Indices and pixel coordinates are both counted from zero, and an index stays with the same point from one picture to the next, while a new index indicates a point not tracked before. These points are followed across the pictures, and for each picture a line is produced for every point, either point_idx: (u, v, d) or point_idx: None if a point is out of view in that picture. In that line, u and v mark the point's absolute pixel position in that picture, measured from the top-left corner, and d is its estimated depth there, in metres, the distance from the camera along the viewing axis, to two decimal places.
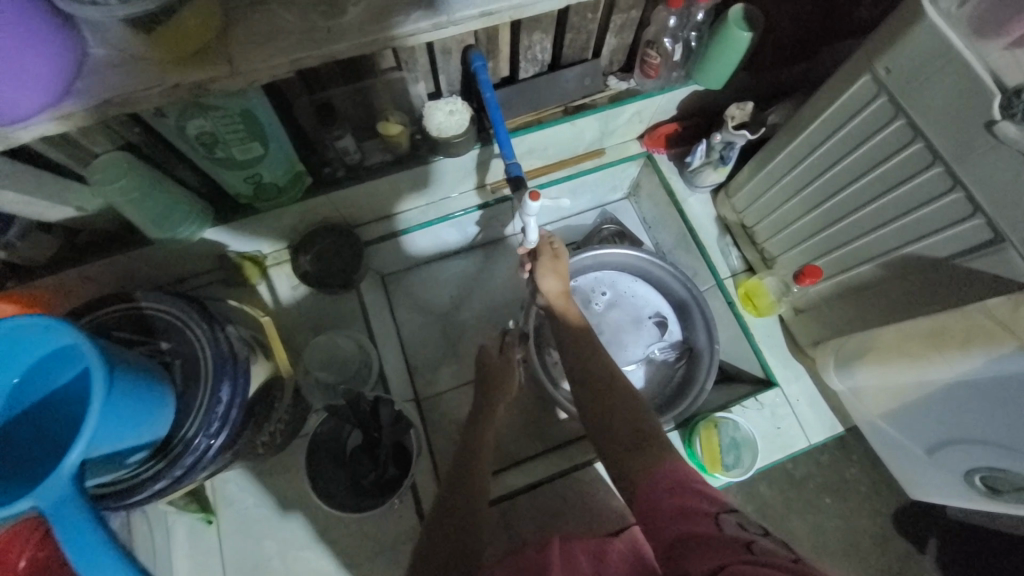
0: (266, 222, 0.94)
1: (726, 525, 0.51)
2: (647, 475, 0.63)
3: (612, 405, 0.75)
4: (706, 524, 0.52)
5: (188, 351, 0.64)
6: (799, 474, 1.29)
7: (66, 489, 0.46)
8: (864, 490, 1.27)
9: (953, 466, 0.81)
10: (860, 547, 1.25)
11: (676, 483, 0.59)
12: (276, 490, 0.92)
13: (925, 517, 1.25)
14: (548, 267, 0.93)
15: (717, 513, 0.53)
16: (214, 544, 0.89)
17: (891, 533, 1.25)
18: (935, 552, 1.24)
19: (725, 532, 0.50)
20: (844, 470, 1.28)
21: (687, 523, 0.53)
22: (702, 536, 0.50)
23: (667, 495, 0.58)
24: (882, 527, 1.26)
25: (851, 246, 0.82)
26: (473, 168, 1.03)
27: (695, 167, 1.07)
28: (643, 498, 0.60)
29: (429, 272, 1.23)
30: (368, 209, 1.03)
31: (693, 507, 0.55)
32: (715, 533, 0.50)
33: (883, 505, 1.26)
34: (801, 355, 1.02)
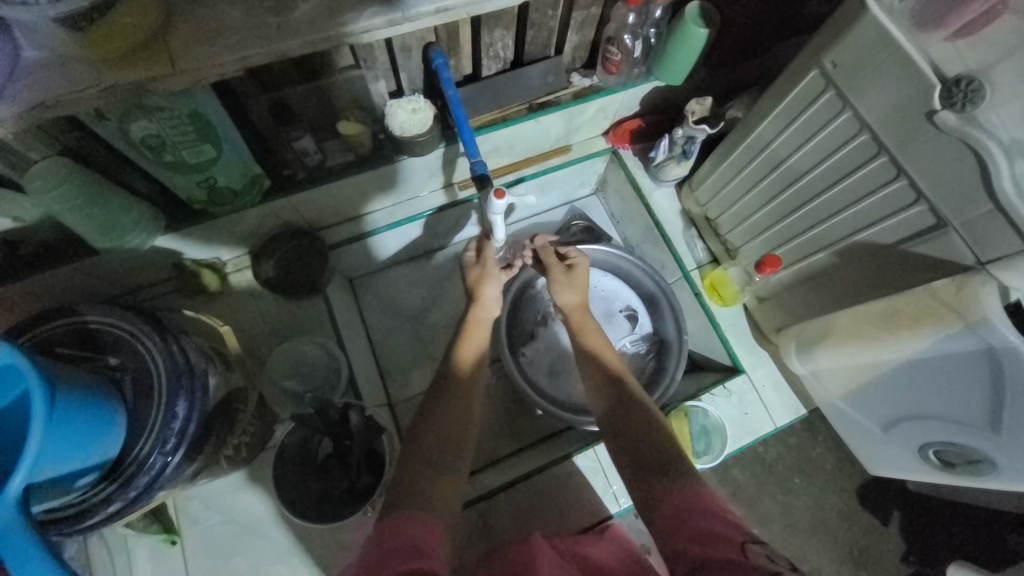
0: (223, 228, 0.91)
1: (753, 554, 0.50)
2: (667, 496, 0.61)
3: (629, 419, 0.75)
4: (732, 550, 0.51)
5: (139, 366, 0.61)
6: (768, 457, 1.33)
7: (11, 515, 0.43)
8: (829, 469, 1.32)
9: (907, 441, 0.85)
10: (828, 524, 1.30)
11: (704, 506, 0.58)
12: (244, 504, 0.89)
13: (887, 492, 1.32)
14: (565, 282, 0.95)
15: (744, 541, 0.52)
16: (179, 565, 0.85)
17: (856, 509, 1.31)
18: (897, 524, 1.31)
19: (752, 560, 0.49)
20: (810, 451, 1.33)
21: (711, 546, 0.52)
22: (729, 562, 0.49)
23: (690, 516, 0.57)
24: (847, 503, 1.31)
25: (807, 235, 0.85)
26: (439, 167, 1.02)
27: (659, 162, 1.09)
28: (664, 513, 0.59)
29: (398, 274, 1.21)
30: (331, 212, 1.01)
31: (718, 533, 0.53)
32: (741, 558, 0.49)
33: (848, 482, 1.32)
34: (765, 342, 1.05)
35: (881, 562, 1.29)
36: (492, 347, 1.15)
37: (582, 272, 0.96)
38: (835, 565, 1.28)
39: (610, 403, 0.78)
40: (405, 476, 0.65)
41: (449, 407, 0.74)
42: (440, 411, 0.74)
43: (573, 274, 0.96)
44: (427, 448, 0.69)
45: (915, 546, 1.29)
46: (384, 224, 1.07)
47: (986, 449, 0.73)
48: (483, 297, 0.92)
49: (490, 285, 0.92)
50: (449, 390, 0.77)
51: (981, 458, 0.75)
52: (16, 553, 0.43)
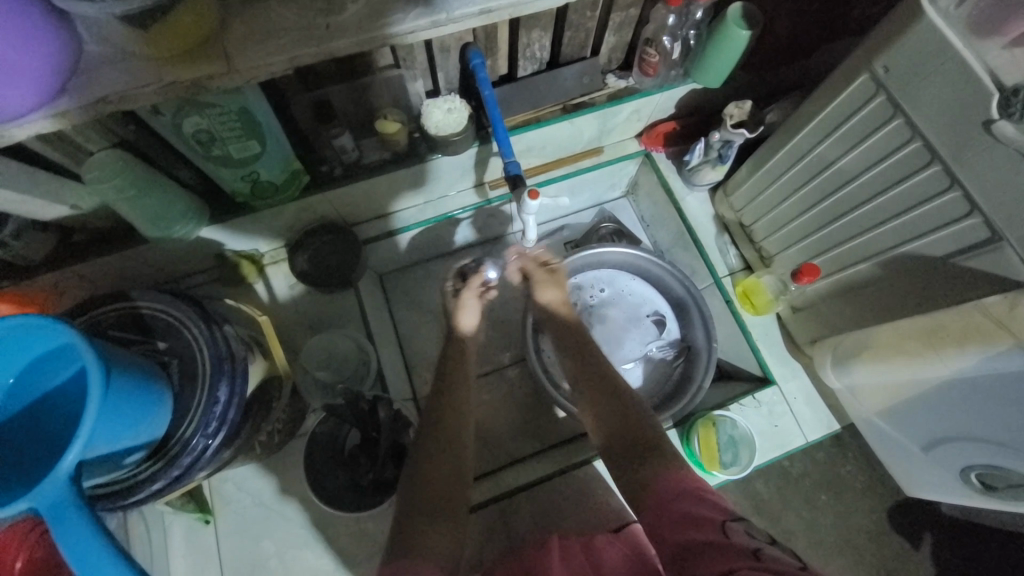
0: (263, 221, 0.94)
1: (733, 532, 0.52)
2: (647, 487, 0.63)
3: (614, 411, 0.74)
4: (713, 530, 0.53)
5: (185, 351, 0.64)
6: (795, 472, 1.29)
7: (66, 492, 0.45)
8: (859, 489, 1.28)
9: (948, 463, 0.81)
10: (856, 545, 1.26)
11: (683, 485, 0.60)
12: (274, 489, 0.91)
13: (921, 515, 1.27)
14: (548, 281, 0.92)
15: (724, 520, 0.54)
16: (212, 544, 0.89)
17: (887, 531, 1.27)
18: (928, 548, 1.26)
19: (733, 540, 0.51)
20: (841, 468, 1.29)
21: (694, 530, 0.54)
22: (711, 543, 0.52)
23: (672, 501, 0.59)
24: (878, 525, 1.27)
25: (849, 244, 0.82)
26: (471, 166, 1.03)
27: (693, 166, 1.08)
28: (648, 500, 0.61)
29: (427, 271, 1.22)
30: (364, 208, 1.03)
31: (699, 513, 0.56)
32: (722, 539, 0.52)
33: (880, 503, 1.28)
34: (798, 353, 1.02)
35: None
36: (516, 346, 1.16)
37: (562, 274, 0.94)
38: None
39: (592, 394, 0.78)
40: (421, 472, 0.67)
41: (453, 404, 0.76)
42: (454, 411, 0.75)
43: (555, 274, 0.93)
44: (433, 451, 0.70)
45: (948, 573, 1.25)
46: (415, 222, 1.09)
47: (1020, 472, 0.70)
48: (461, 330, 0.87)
49: (465, 316, 0.87)
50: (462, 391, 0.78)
51: (1023, 483, 0.71)
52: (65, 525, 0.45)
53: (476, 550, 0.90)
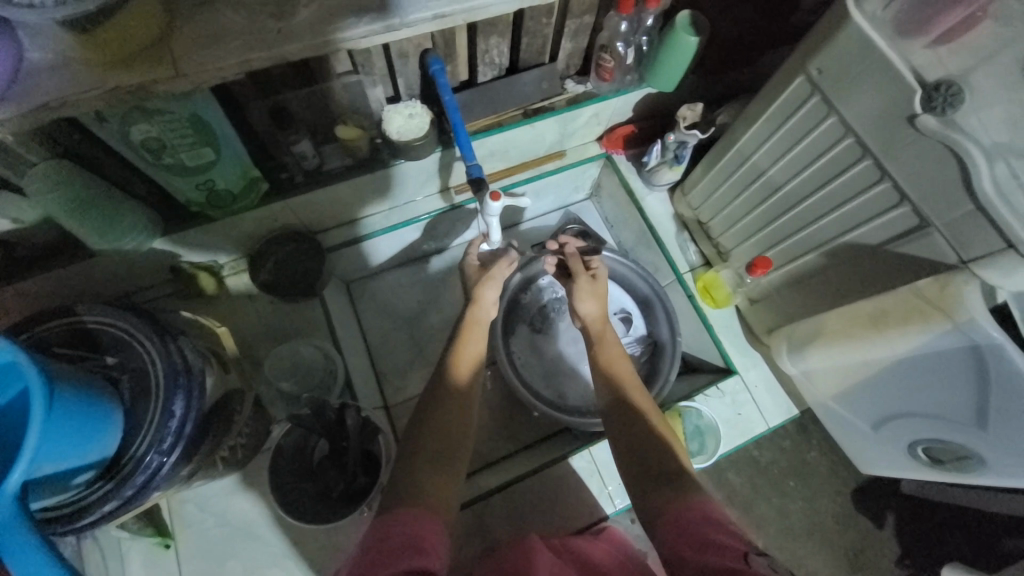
0: (223, 231, 0.92)
1: (754, 563, 0.50)
2: (665, 510, 0.62)
3: (643, 436, 0.73)
4: (734, 558, 0.51)
5: (137, 366, 0.61)
6: (763, 461, 1.34)
7: (9, 512, 0.43)
8: (824, 473, 1.34)
9: (897, 439, 0.86)
10: (824, 528, 1.32)
11: (708, 513, 0.58)
12: (241, 506, 0.88)
13: (882, 495, 1.34)
14: (587, 290, 0.93)
15: (747, 551, 0.52)
16: (174, 569, 0.84)
17: (851, 511, 1.33)
18: (891, 526, 1.32)
19: (754, 569, 0.49)
20: (805, 455, 1.35)
21: (714, 555, 0.52)
22: (730, 570, 0.50)
23: (694, 524, 0.57)
24: (843, 506, 1.33)
25: (797, 236, 0.86)
26: (436, 171, 1.03)
27: (651, 167, 1.12)
28: (666, 521, 0.60)
29: (395, 277, 1.21)
30: (327, 215, 1.02)
31: (720, 541, 0.54)
32: (743, 568, 0.50)
33: (843, 486, 1.34)
34: (757, 343, 1.06)
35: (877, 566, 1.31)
36: (488, 349, 1.16)
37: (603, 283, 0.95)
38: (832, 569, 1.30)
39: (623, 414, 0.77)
40: (409, 467, 0.66)
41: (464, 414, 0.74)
42: (442, 417, 0.72)
43: (596, 283, 0.94)
44: (422, 454, 0.67)
45: (911, 550, 1.31)
46: (381, 227, 1.08)
47: (976, 447, 0.74)
48: (479, 299, 0.91)
49: (487, 287, 0.91)
50: (443, 395, 0.75)
51: (970, 453, 0.76)
52: (11, 546, 0.43)
53: (453, 555, 0.89)
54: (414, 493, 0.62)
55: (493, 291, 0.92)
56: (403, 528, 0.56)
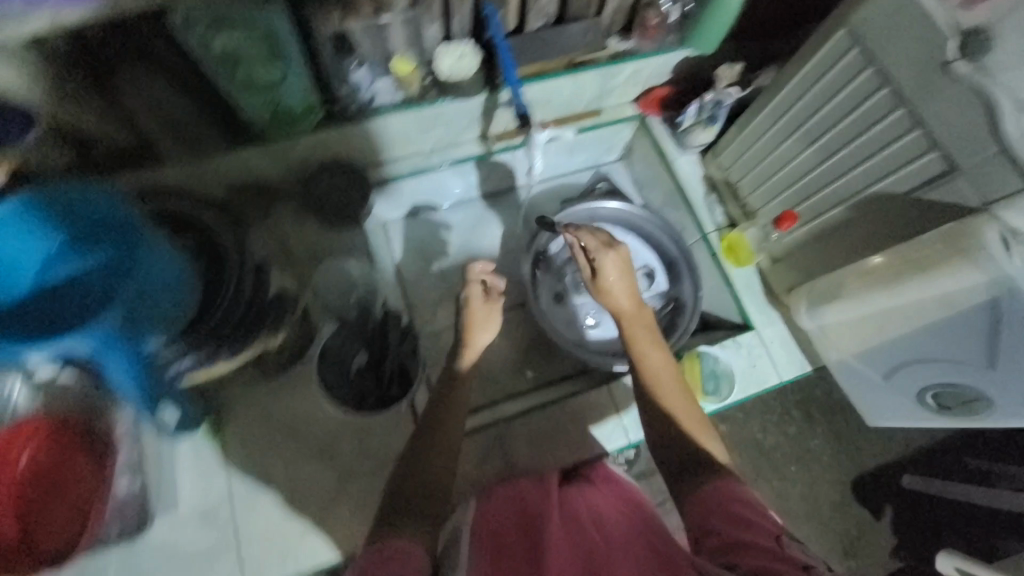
0: (279, 154, 0.97)
1: (787, 547, 0.61)
2: (696, 501, 0.71)
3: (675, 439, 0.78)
4: (768, 539, 0.62)
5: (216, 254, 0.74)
6: (767, 444, 1.41)
7: (108, 339, 0.56)
8: (826, 462, 1.42)
9: (906, 388, 0.90)
10: (821, 514, 1.39)
11: (740, 498, 0.68)
12: (282, 402, 0.93)
13: (884, 488, 1.40)
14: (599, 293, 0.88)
15: (779, 534, 0.63)
16: (218, 456, 0.89)
17: (849, 499, 1.40)
18: (889, 518, 1.39)
19: (787, 551, 0.60)
20: (811, 446, 1.42)
21: (748, 532, 0.63)
22: (769, 549, 0.60)
23: (727, 504, 0.68)
24: (841, 494, 1.40)
25: (825, 191, 0.90)
26: (479, 116, 1.08)
27: (685, 128, 1.15)
28: (697, 503, 0.70)
29: (429, 219, 1.25)
30: (373, 150, 1.07)
31: (754, 519, 0.65)
32: (776, 547, 0.61)
33: (843, 475, 1.42)
34: (776, 302, 1.10)
35: (871, 553, 1.38)
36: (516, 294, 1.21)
37: (608, 267, 0.87)
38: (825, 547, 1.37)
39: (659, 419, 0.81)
40: (414, 468, 0.73)
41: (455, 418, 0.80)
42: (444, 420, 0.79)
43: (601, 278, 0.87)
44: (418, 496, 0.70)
45: (908, 544, 1.37)
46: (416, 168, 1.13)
47: (987, 390, 0.80)
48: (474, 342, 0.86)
49: (480, 333, 0.87)
50: (445, 399, 0.82)
51: (979, 396, 0.82)
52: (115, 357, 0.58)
53: (476, 469, 0.95)
54: (411, 502, 0.69)
55: (489, 329, 0.88)
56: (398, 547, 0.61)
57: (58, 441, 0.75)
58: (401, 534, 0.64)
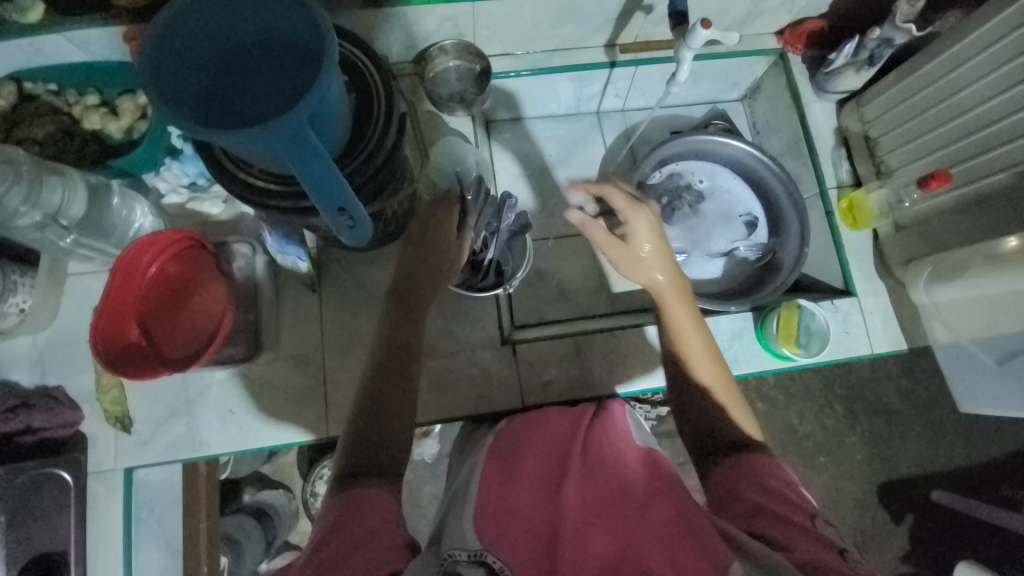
0: (410, 22, 0.94)
1: (819, 526, 0.61)
2: (720, 477, 0.69)
3: (704, 414, 0.76)
4: (800, 515, 0.62)
5: (363, 88, 0.68)
6: (801, 431, 1.46)
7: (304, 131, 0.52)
8: (858, 460, 1.46)
9: (1020, 377, 0.85)
10: (839, 507, 1.45)
11: (776, 477, 0.67)
12: (376, 277, 0.96)
13: (908, 496, 1.45)
14: (632, 259, 0.81)
15: (812, 513, 0.63)
16: (314, 309, 0.94)
17: (872, 501, 1.45)
18: (907, 525, 1.44)
19: (818, 529, 0.60)
20: (845, 441, 1.47)
21: (781, 507, 0.63)
22: (798, 523, 0.61)
23: (758, 476, 0.67)
24: (865, 494, 1.45)
25: (989, 154, 0.84)
26: (615, 16, 1.01)
27: (833, 69, 1.05)
28: (722, 477, 0.69)
29: (531, 126, 1.21)
30: (498, 38, 1.02)
31: (789, 498, 0.64)
32: (809, 526, 0.60)
33: (872, 475, 1.46)
34: (885, 273, 1.04)
35: (880, 553, 1.43)
36: None
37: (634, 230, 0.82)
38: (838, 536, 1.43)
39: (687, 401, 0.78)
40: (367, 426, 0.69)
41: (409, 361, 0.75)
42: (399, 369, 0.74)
43: (628, 243, 0.81)
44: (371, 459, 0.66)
45: (920, 551, 1.43)
46: (535, 65, 1.07)
47: None
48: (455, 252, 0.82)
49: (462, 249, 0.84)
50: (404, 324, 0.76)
51: None
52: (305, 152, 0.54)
53: (549, 373, 0.96)
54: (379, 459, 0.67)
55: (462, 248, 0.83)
56: (368, 500, 0.61)
57: (181, 260, 0.81)
58: (367, 494, 0.61)
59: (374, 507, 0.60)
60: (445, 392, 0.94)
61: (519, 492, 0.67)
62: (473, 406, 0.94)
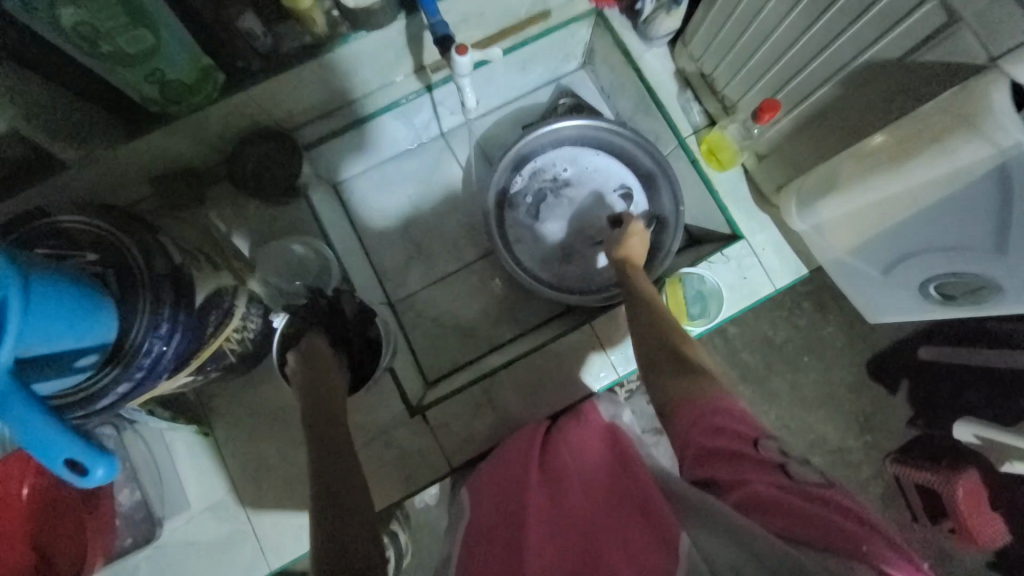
0: (187, 132, 0.87)
1: (762, 446, 0.56)
2: (678, 402, 0.63)
3: (664, 352, 0.73)
4: (744, 444, 0.57)
5: (118, 260, 0.62)
6: (778, 339, 1.40)
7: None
8: (841, 346, 1.39)
9: (907, 282, 0.81)
10: (837, 398, 1.39)
11: (715, 405, 0.60)
12: (264, 395, 0.93)
13: (898, 361, 1.37)
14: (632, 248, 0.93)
15: (757, 437, 0.57)
16: (215, 452, 0.91)
17: (864, 378, 1.39)
18: (904, 392, 1.37)
19: (762, 454, 0.56)
20: (822, 332, 1.40)
21: (728, 439, 0.57)
22: (743, 455, 0.56)
23: (706, 414, 0.60)
24: (857, 374, 1.39)
25: (807, 70, 0.77)
26: (404, 44, 0.94)
27: (647, 15, 1.00)
28: (680, 414, 0.62)
29: (381, 173, 1.15)
30: (297, 107, 0.95)
31: (731, 427, 0.58)
32: (752, 452, 0.56)
33: (858, 354, 1.39)
34: (765, 204, 1.00)
35: (889, 428, 1.38)
36: (483, 240, 1.13)
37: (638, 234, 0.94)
38: (840, 428, 1.39)
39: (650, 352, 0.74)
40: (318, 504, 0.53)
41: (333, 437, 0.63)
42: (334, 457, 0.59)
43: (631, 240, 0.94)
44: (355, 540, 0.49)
45: (926, 412, 1.35)
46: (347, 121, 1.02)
47: (990, 274, 0.69)
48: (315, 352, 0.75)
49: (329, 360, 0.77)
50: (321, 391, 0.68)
51: (985, 284, 0.72)
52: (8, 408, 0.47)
53: (468, 425, 0.94)
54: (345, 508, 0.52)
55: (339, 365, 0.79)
56: None
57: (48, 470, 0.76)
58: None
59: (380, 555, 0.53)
60: (373, 483, 0.92)
61: (493, 548, 0.64)
62: (404, 487, 0.92)
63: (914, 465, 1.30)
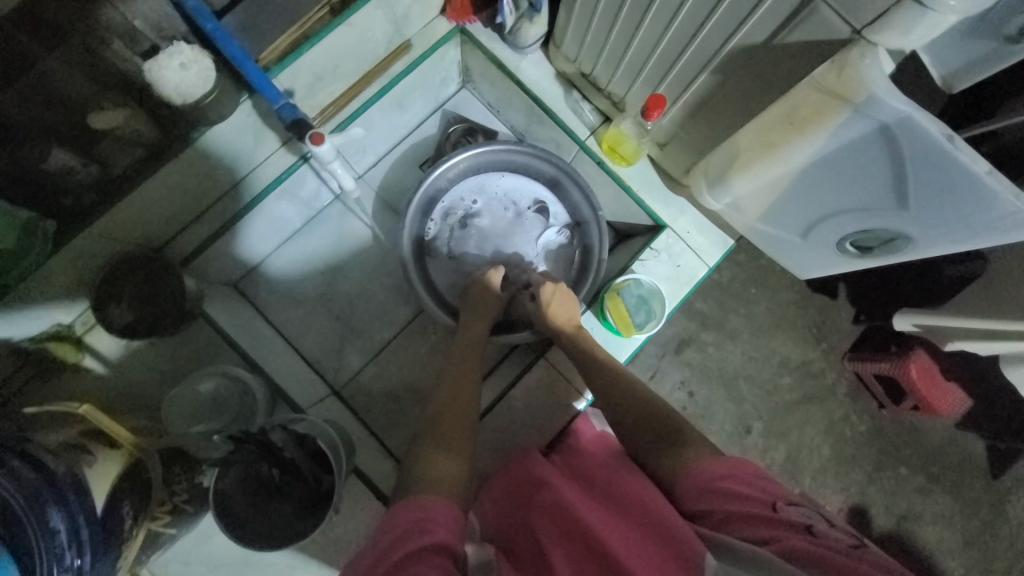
0: (36, 293, 0.75)
1: (783, 511, 0.54)
2: (674, 475, 0.64)
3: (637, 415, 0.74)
4: (763, 507, 0.55)
5: None
6: (725, 279, 1.32)
7: None
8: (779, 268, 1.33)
9: (826, 241, 0.83)
10: (788, 317, 1.33)
11: (720, 470, 0.60)
12: (220, 546, 0.83)
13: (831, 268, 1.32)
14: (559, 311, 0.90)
15: (775, 500, 0.55)
16: None
17: (808, 293, 1.33)
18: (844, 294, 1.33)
19: (783, 514, 0.53)
20: (760, 261, 1.33)
21: (740, 503, 0.55)
22: (763, 518, 0.53)
23: (713, 481, 0.59)
24: (800, 292, 1.33)
25: (681, 61, 0.76)
26: (262, 123, 0.84)
27: (511, 27, 0.94)
28: (687, 478, 0.62)
29: (282, 257, 1.04)
30: (160, 221, 0.84)
31: (745, 491, 0.57)
32: (773, 515, 0.53)
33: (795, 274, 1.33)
34: (678, 187, 0.99)
35: (839, 330, 1.33)
36: (412, 297, 1.06)
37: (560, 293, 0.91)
38: (799, 348, 1.33)
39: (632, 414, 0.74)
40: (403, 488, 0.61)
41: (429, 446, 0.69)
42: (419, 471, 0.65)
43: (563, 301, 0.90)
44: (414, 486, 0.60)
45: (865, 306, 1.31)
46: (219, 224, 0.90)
47: (896, 227, 0.71)
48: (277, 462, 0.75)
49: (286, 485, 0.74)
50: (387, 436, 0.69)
51: (895, 236, 0.73)
52: None
53: None
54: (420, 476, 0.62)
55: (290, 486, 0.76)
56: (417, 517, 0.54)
57: None
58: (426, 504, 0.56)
59: (431, 520, 0.53)
60: None
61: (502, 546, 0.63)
62: None
63: (871, 359, 1.24)
